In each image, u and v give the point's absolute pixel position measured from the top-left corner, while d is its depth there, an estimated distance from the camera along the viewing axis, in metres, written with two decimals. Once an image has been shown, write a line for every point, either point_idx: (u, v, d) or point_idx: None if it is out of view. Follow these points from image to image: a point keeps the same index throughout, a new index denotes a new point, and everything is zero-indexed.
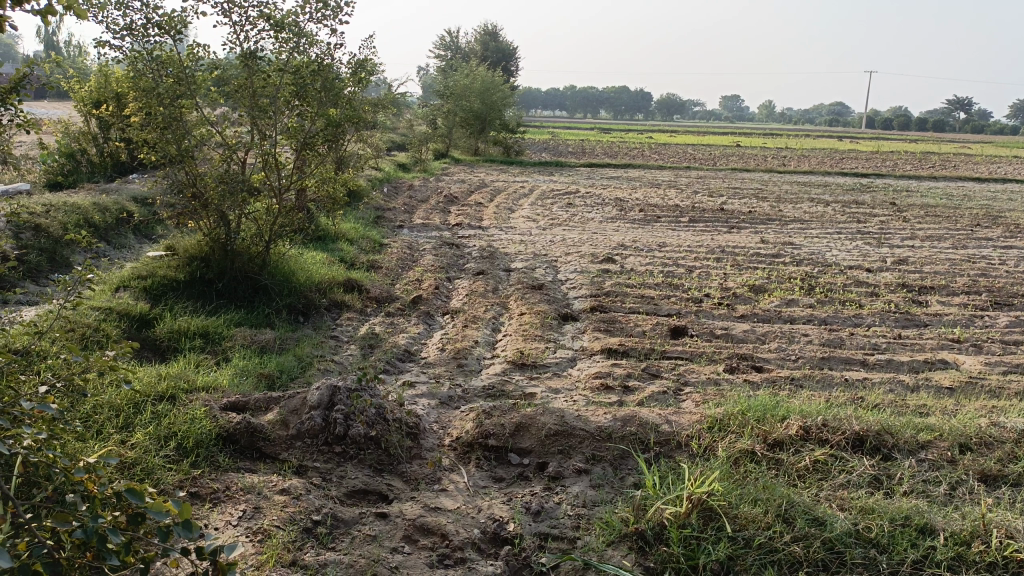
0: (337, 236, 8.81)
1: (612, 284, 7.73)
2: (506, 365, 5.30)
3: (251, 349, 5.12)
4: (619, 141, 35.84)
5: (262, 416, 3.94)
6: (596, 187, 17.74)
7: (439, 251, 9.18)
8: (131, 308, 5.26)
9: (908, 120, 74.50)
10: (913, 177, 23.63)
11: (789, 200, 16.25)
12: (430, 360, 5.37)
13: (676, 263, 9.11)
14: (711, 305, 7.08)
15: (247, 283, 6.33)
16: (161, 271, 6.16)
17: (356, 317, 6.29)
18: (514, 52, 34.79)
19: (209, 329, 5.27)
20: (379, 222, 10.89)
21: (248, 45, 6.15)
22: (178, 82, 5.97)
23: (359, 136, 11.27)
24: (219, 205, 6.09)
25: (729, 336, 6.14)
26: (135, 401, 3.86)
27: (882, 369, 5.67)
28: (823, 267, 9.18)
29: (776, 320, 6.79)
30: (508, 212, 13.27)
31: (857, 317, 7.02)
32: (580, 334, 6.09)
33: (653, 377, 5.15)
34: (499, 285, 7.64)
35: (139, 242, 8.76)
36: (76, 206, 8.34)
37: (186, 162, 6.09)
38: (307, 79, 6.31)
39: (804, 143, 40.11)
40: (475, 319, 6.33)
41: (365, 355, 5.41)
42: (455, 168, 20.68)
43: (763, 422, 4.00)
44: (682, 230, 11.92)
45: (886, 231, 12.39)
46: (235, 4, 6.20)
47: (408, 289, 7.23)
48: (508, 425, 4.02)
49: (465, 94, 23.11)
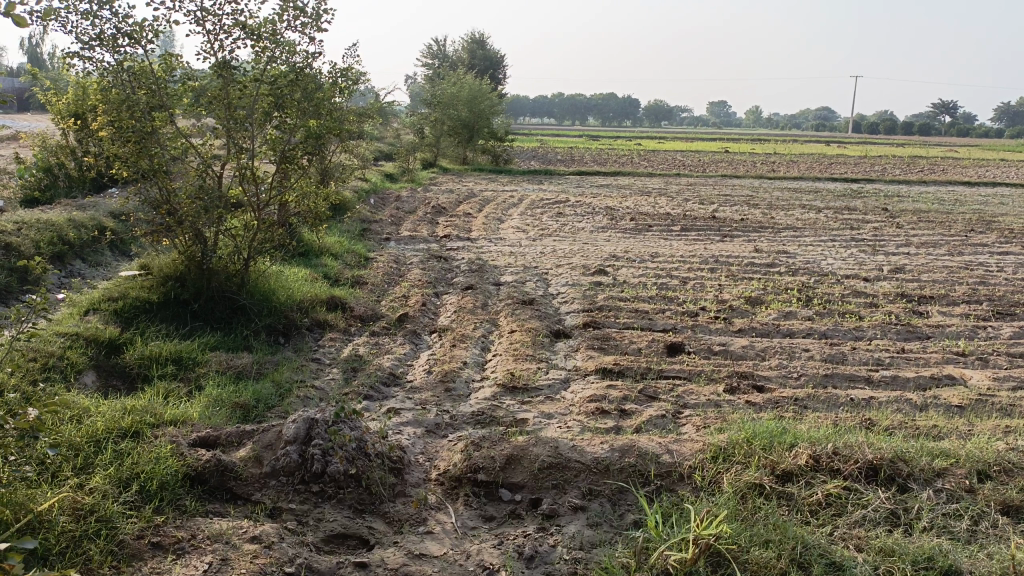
0: (320, 250, 8.55)
1: (605, 298, 7.50)
2: (496, 388, 5.04)
3: (226, 376, 4.85)
4: (608, 148, 35.75)
5: (234, 452, 3.67)
6: (586, 195, 17.53)
7: (426, 265, 8.92)
8: (99, 333, 4.96)
9: (895, 125, 74.89)
10: (902, 182, 23.58)
11: (782, 206, 16.09)
12: (416, 384, 5.10)
13: (670, 275, 8.89)
14: (708, 319, 6.85)
15: (224, 303, 6.04)
16: (133, 292, 5.86)
17: (339, 337, 6.02)
18: (501, 60, 34.66)
19: (183, 355, 5.01)
20: (365, 235, 10.61)
21: (223, 55, 5.89)
22: (150, 94, 5.75)
23: (344, 146, 11.03)
24: (194, 222, 5.83)
25: (727, 353, 5.90)
26: (96, 439, 3.59)
27: (888, 387, 5.45)
28: (819, 277, 8.98)
29: (775, 334, 6.57)
30: (497, 222, 13.04)
31: (857, 330, 6.81)
32: (573, 352, 5.83)
33: (651, 399, 4.90)
34: (489, 300, 7.39)
35: (116, 259, 8.46)
36: (50, 223, 8.03)
37: (159, 177, 5.85)
38: (284, 89, 6.07)
39: (792, 149, 40.19)
40: (463, 338, 6.07)
41: (348, 379, 5.15)
42: (443, 177, 20.44)
43: (769, 452, 3.76)
44: (674, 239, 11.71)
45: (881, 238, 12.23)
46: (210, 11, 5.95)
47: (394, 306, 6.96)
48: (499, 458, 3.76)
49: (453, 102, 22.86)
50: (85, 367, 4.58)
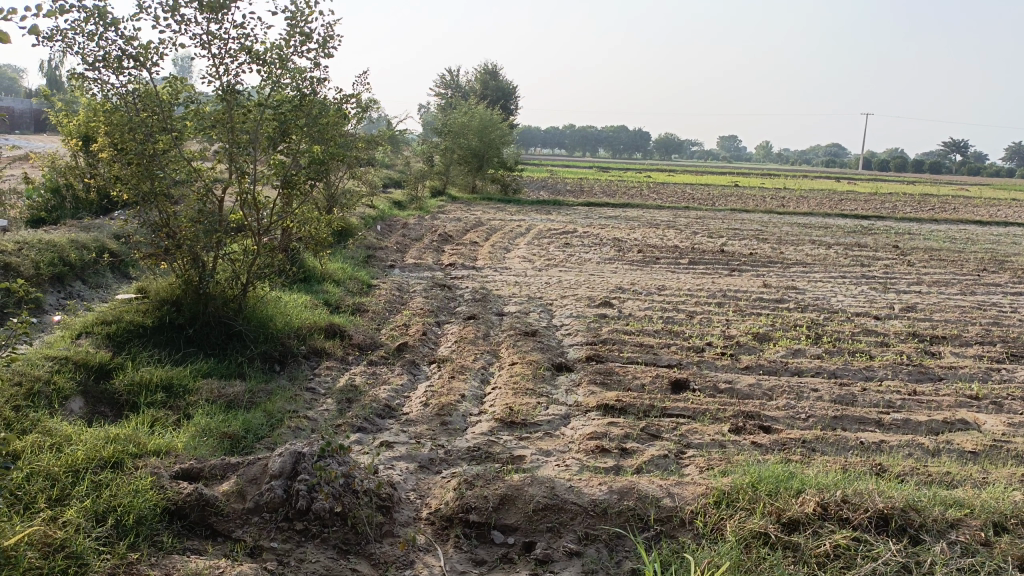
0: (323, 276, 8.47)
1: (609, 331, 7.36)
2: (493, 422, 4.89)
3: (216, 405, 4.72)
4: (617, 180, 35.80)
5: (217, 485, 3.54)
6: (594, 226, 17.47)
7: (430, 293, 8.81)
8: (89, 357, 4.85)
9: (905, 163, 74.91)
10: (913, 219, 23.46)
11: (792, 242, 15.96)
12: (412, 417, 4.96)
13: (676, 308, 8.75)
14: (714, 355, 6.70)
15: (220, 329, 5.93)
16: (128, 315, 5.76)
17: (336, 366, 5.89)
18: (513, 90, 34.90)
19: (174, 382, 4.89)
20: (369, 262, 10.54)
21: (228, 78, 5.86)
22: (153, 116, 5.68)
23: (352, 173, 11.01)
24: (193, 245, 5.76)
25: (733, 391, 5.74)
26: (75, 469, 3.46)
27: (899, 430, 5.27)
28: (829, 314, 8.83)
29: (783, 372, 6.41)
30: (503, 252, 12.96)
31: (867, 370, 6.64)
32: (574, 387, 5.68)
33: (653, 438, 4.74)
34: (491, 331, 7.26)
35: (117, 282, 8.40)
36: (52, 243, 7.97)
37: (159, 200, 5.77)
38: (288, 114, 6.02)
39: (802, 184, 40.15)
40: (463, 369, 5.94)
41: (342, 410, 5.01)
42: (452, 205, 20.44)
43: (775, 498, 3.59)
44: (682, 273, 11.59)
45: (891, 276, 12.08)
46: (215, 35, 5.93)
47: (394, 335, 6.84)
48: (492, 497, 3.61)
49: (463, 132, 22.94)
50: (72, 393, 4.46)
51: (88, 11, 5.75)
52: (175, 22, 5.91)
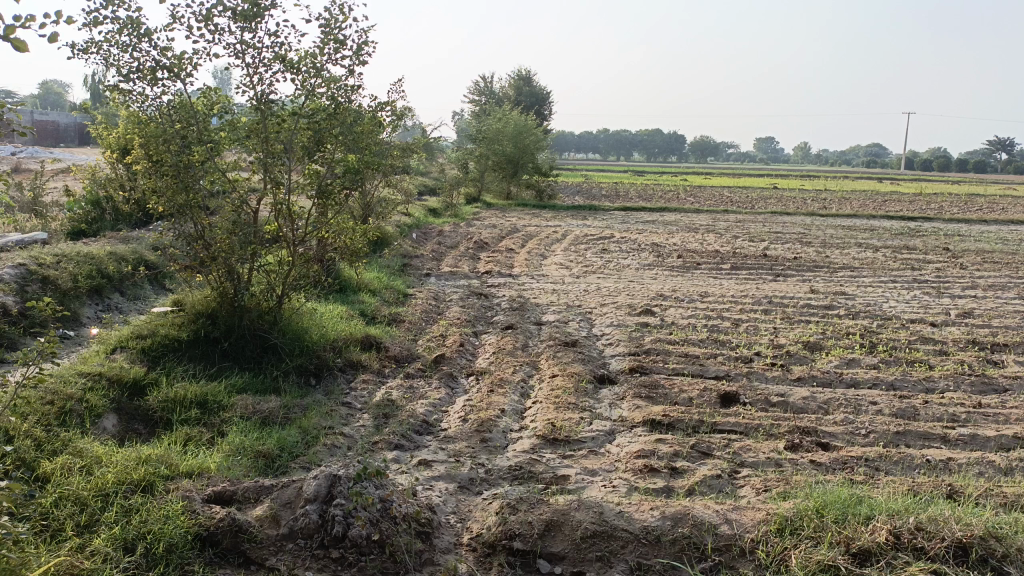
0: (358, 286, 8.36)
1: (653, 341, 7.11)
2: (535, 439, 4.68)
3: (251, 422, 4.60)
4: (652, 184, 35.40)
5: (250, 509, 3.39)
6: (631, 231, 17.19)
7: (466, 302, 8.64)
8: (123, 373, 4.77)
9: (950, 162, 73.07)
10: (962, 220, 22.71)
11: (837, 245, 15.50)
12: (451, 433, 4.78)
13: (721, 316, 8.46)
14: (764, 366, 6.41)
15: (256, 342, 5.82)
16: (163, 329, 5.68)
17: (372, 380, 5.74)
18: (547, 96, 34.71)
19: (208, 398, 4.79)
20: (405, 271, 10.42)
21: (262, 88, 5.76)
22: (188, 126, 5.58)
23: (387, 181, 10.91)
24: (227, 257, 5.66)
25: (787, 404, 5.46)
26: (105, 493, 3.34)
27: (967, 447, 4.95)
28: (882, 321, 8.47)
29: (838, 384, 6.10)
30: (540, 259, 12.77)
31: (927, 381, 6.30)
32: (619, 401, 5.45)
33: (704, 456, 4.50)
34: (530, 341, 7.06)
35: (155, 293, 8.38)
36: (90, 255, 7.99)
37: (194, 213, 5.68)
38: (323, 123, 5.91)
39: (843, 185, 39.31)
40: (502, 382, 5.74)
41: (379, 426, 4.84)
42: (487, 212, 20.29)
43: (842, 526, 3.34)
44: (724, 278, 11.27)
45: (944, 279, 11.62)
46: (249, 44, 5.85)
47: (430, 347, 6.68)
48: (537, 524, 3.41)
49: (498, 138, 22.79)
50: (105, 411, 4.37)
51: (122, 23, 5.70)
52: (209, 32, 5.83)
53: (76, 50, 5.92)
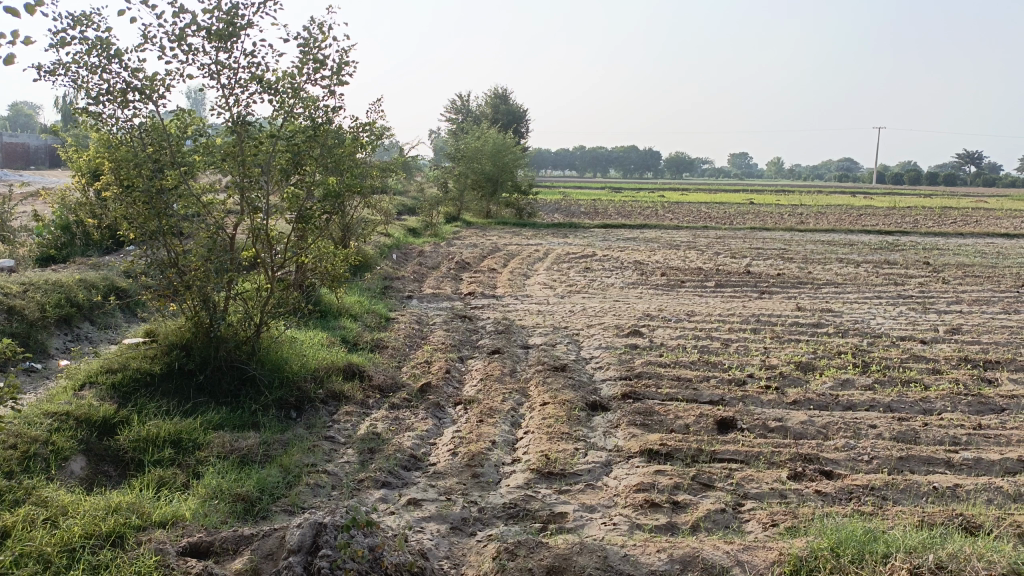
0: (339, 311, 8.13)
1: (643, 364, 6.94)
2: (529, 473, 4.47)
3: (229, 462, 4.36)
4: (631, 201, 35.45)
5: (229, 562, 3.14)
6: (613, 249, 17.11)
7: (450, 326, 8.43)
8: (91, 412, 4.50)
9: (920, 176, 74.29)
10: (938, 233, 22.91)
11: (819, 260, 15.50)
12: (440, 468, 4.56)
13: (710, 336, 8.32)
14: (758, 389, 6.27)
15: (233, 374, 5.57)
16: (135, 362, 5.41)
17: (355, 411, 5.50)
18: (524, 114, 34.75)
19: (183, 437, 4.54)
20: (386, 294, 10.20)
21: (238, 109, 5.53)
22: (161, 149, 5.35)
23: (366, 201, 10.71)
24: (203, 285, 5.41)
25: (785, 430, 5.30)
26: (71, 548, 3.10)
27: (972, 471, 4.82)
28: (872, 339, 8.38)
29: (834, 407, 5.97)
30: (523, 278, 12.61)
31: (924, 401, 6.19)
32: (613, 429, 5.26)
33: (705, 488, 4.31)
34: (517, 366, 6.87)
35: (127, 322, 8.09)
36: (59, 283, 7.68)
37: (167, 238, 5.48)
38: (302, 145, 5.72)
39: (819, 200, 39.72)
40: (492, 411, 5.53)
41: (364, 462, 4.60)
42: (467, 231, 20.11)
43: (859, 566, 3.21)
44: (710, 296, 11.17)
45: (928, 294, 11.62)
46: (224, 64, 5.64)
47: (415, 374, 6.46)
48: (537, 571, 3.21)
49: (476, 156, 22.66)
50: (73, 453, 4.11)
51: (90, 43, 5.48)
52: (182, 52, 5.62)
53: (42, 72, 5.68)
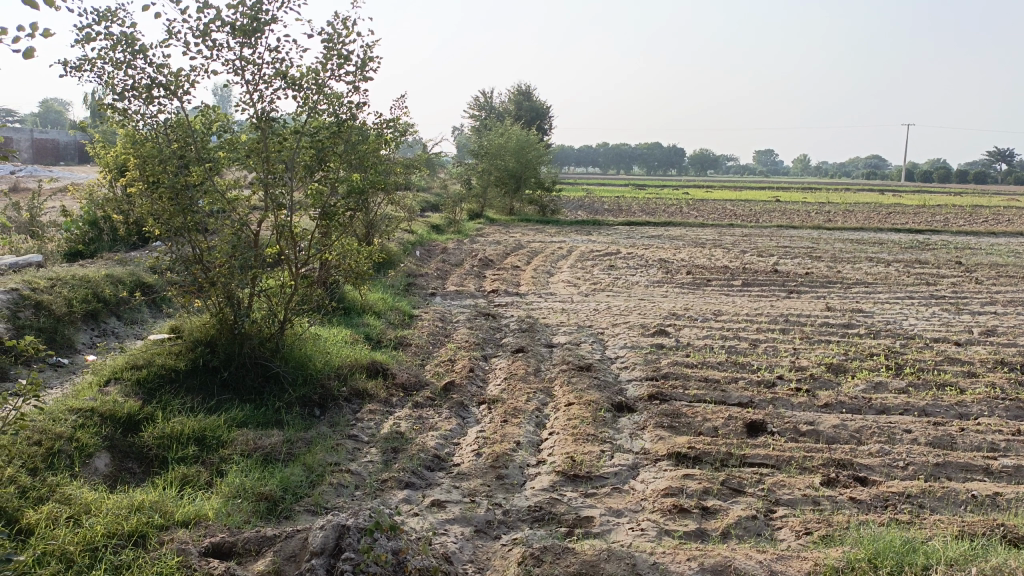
0: (363, 308, 8.11)
1: (669, 364, 6.83)
2: (555, 476, 4.39)
3: (252, 460, 4.33)
4: (655, 198, 35.18)
5: (251, 563, 3.10)
6: (638, 247, 16.96)
7: (474, 324, 8.37)
8: (116, 408, 4.50)
9: (950, 174, 73.06)
10: (970, 232, 22.48)
11: (847, 259, 15.24)
12: (464, 468, 4.50)
13: (738, 336, 8.18)
14: (788, 391, 6.13)
15: (257, 370, 5.55)
16: (160, 357, 5.41)
17: (379, 410, 5.46)
18: (548, 110, 34.61)
19: (206, 434, 4.52)
20: (409, 291, 10.17)
21: (262, 105, 5.51)
22: (186, 146, 5.34)
23: (390, 198, 10.68)
24: (227, 282, 5.39)
25: (817, 434, 5.18)
26: (94, 547, 3.07)
27: (1012, 479, 4.66)
28: (904, 340, 8.19)
29: (867, 411, 5.82)
30: (547, 276, 12.52)
31: (960, 406, 6.02)
32: (640, 431, 5.16)
33: (735, 493, 4.21)
34: (542, 365, 6.79)
35: (152, 317, 8.12)
36: (86, 279, 7.73)
37: (192, 234, 5.48)
38: (326, 141, 5.69)
39: (847, 197, 39.18)
40: (517, 411, 5.46)
41: (387, 461, 4.55)
42: (490, 228, 20.06)
43: None
44: (736, 296, 11.00)
45: (961, 295, 11.37)
46: (249, 60, 5.62)
47: (439, 372, 6.40)
48: None
49: (500, 153, 22.58)
50: (97, 450, 4.10)
51: (116, 39, 5.48)
52: (207, 48, 5.60)
53: (69, 68, 5.69)
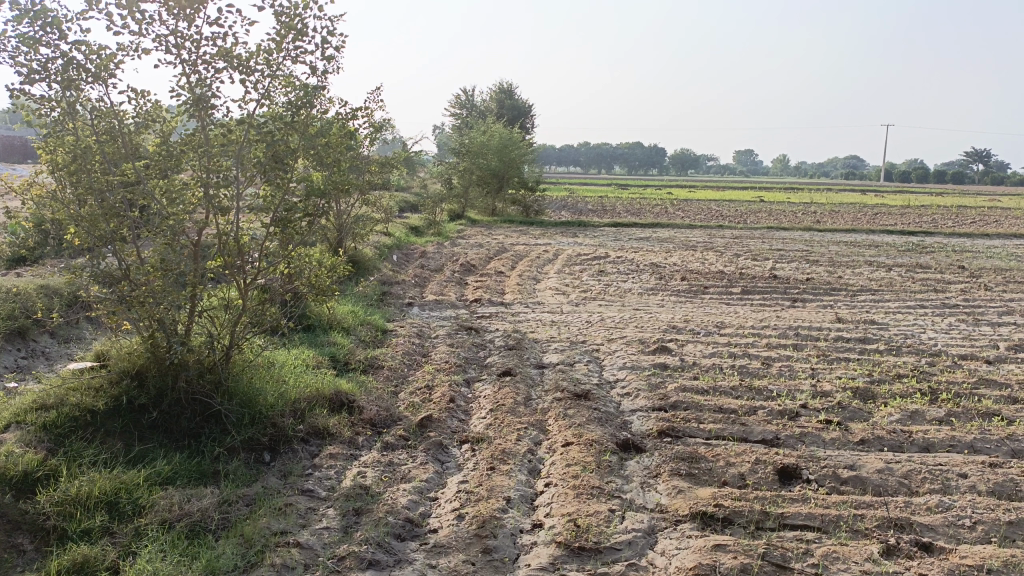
0: (331, 324, 7.22)
1: (677, 389, 6.02)
2: (555, 549, 3.54)
3: (175, 533, 3.46)
4: (639, 198, 34.46)
5: None
6: (627, 249, 16.18)
7: (454, 340, 7.50)
8: (7, 466, 3.62)
9: (929, 174, 73.25)
10: (963, 234, 21.96)
11: (847, 264, 14.57)
12: (443, 536, 3.65)
13: (747, 353, 7.39)
14: (817, 424, 5.34)
15: (195, 409, 4.66)
16: (76, 392, 4.49)
17: (341, 454, 4.59)
18: (530, 108, 33.80)
19: (119, 498, 3.64)
20: (384, 301, 9.30)
21: (201, 90, 4.60)
22: (111, 140, 4.45)
23: (362, 199, 9.76)
24: (157, 304, 4.47)
25: (861, 482, 4.38)
26: None
27: None
28: (928, 357, 7.44)
29: (908, 449, 5.04)
30: (533, 283, 11.68)
31: (1013, 440, 5.24)
32: (653, 482, 4.33)
33: (780, 571, 3.39)
34: (532, 392, 5.94)
35: (92, 333, 7.14)
36: (14, 292, 6.74)
37: (119, 246, 4.57)
38: (278, 133, 4.78)
39: (830, 198, 38.83)
40: (506, 455, 4.60)
41: (349, 528, 3.68)
42: (471, 230, 19.16)
43: None
44: (738, 305, 10.21)
45: (974, 303, 10.68)
46: (184, 35, 4.71)
47: (414, 403, 5.53)
48: None
49: (482, 151, 21.65)
50: None
51: (23, 9, 4.54)
52: (135, 21, 4.69)
53: None
